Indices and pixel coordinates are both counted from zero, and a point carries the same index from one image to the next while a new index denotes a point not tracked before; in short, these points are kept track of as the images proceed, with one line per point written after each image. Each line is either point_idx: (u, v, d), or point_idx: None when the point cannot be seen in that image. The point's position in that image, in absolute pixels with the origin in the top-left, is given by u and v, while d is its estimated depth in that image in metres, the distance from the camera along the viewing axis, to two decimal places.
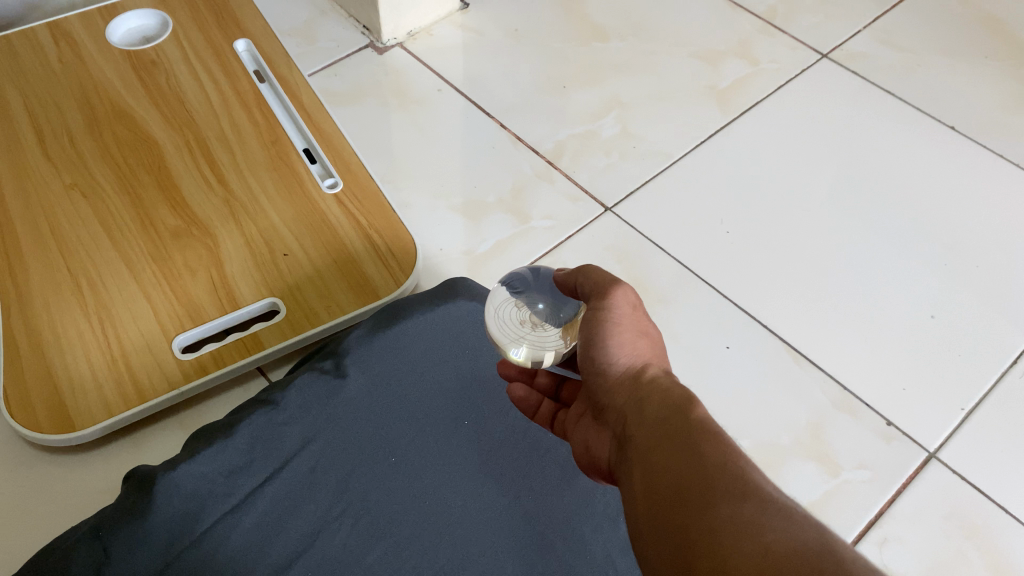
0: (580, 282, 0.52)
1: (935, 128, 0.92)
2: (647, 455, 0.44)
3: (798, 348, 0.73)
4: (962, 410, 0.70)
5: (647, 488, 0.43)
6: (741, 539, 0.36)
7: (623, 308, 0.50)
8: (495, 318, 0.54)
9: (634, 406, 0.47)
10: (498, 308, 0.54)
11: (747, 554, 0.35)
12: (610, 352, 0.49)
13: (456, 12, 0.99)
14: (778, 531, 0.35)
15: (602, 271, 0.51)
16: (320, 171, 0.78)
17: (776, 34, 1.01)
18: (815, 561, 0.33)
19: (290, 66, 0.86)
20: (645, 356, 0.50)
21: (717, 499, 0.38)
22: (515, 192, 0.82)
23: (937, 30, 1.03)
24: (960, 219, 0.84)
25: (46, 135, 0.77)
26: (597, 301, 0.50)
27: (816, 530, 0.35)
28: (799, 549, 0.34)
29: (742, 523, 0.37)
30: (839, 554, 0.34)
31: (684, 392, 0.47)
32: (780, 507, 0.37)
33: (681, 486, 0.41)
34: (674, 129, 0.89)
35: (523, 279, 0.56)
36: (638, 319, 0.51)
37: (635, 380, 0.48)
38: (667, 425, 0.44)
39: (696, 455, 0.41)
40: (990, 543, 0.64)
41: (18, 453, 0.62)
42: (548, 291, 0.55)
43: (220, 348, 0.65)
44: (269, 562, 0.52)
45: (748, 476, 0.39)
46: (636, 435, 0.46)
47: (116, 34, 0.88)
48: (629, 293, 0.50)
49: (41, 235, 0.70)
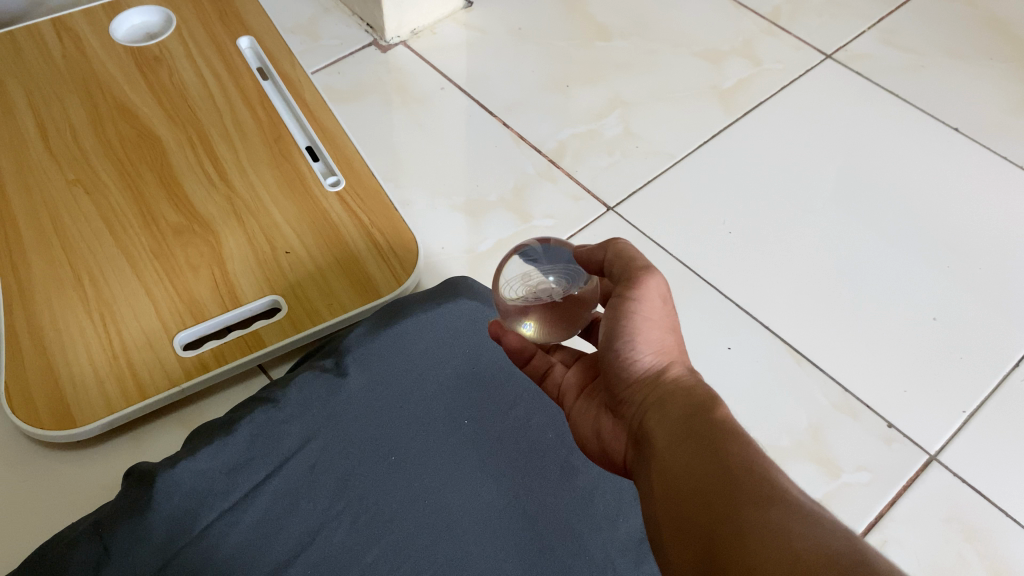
0: (609, 258, 0.52)
1: (937, 129, 0.91)
2: (667, 455, 0.45)
3: (799, 350, 0.73)
4: (963, 414, 0.70)
5: (665, 488, 0.43)
6: (769, 543, 0.36)
7: (652, 303, 0.49)
8: (502, 290, 0.53)
9: (654, 404, 0.48)
10: (510, 281, 0.53)
11: (776, 562, 0.36)
12: (636, 347, 0.49)
13: (460, 11, 0.99)
14: (807, 538, 0.36)
15: (638, 257, 0.50)
16: (322, 168, 0.78)
17: (779, 34, 1.01)
18: (847, 566, 0.34)
19: (293, 63, 0.86)
20: (670, 354, 0.50)
21: (741, 503, 0.39)
22: (516, 192, 0.82)
23: (941, 31, 1.02)
24: (963, 222, 0.83)
25: (49, 131, 0.77)
26: (626, 292, 0.48)
27: (843, 535, 0.36)
28: (828, 554, 0.35)
29: (769, 528, 0.37)
30: (867, 561, 0.34)
31: (708, 392, 0.47)
32: (807, 511, 0.37)
33: (705, 487, 0.41)
34: (677, 129, 0.89)
35: (534, 250, 0.53)
36: (666, 314, 0.50)
37: (658, 380, 0.48)
38: (691, 424, 0.45)
39: (720, 457, 0.42)
40: (990, 547, 0.64)
41: (19, 449, 0.62)
42: (563, 266, 0.53)
43: (222, 346, 0.66)
44: (267, 561, 0.52)
45: (773, 478, 0.40)
46: (656, 434, 0.47)
47: (119, 31, 0.88)
48: (661, 285, 0.49)
49: (44, 231, 0.70)
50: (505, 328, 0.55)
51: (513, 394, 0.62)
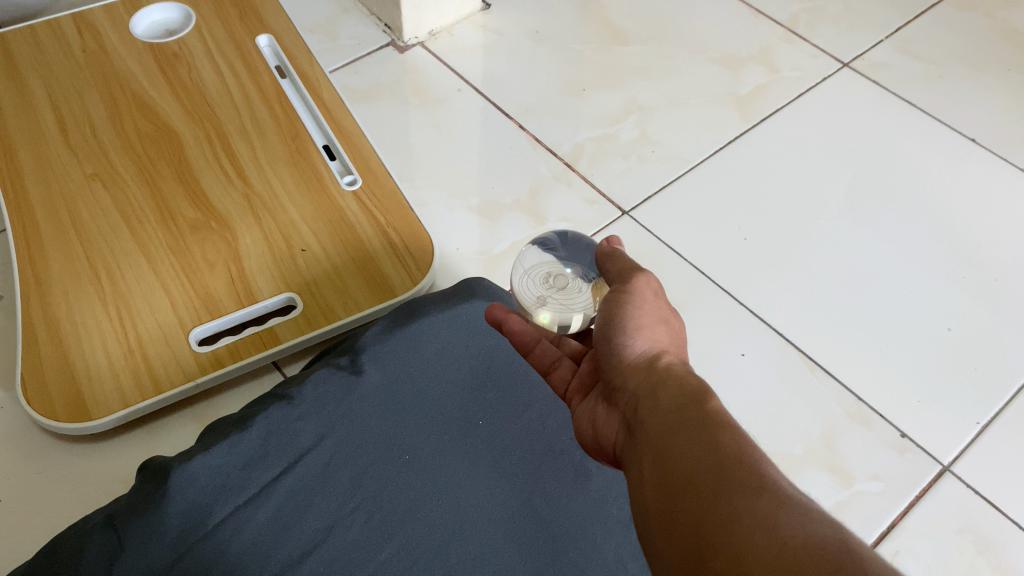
0: (606, 264, 0.54)
1: (956, 140, 0.91)
2: (660, 441, 0.44)
3: (812, 358, 0.73)
4: (976, 425, 0.70)
5: (659, 473, 0.43)
6: (757, 532, 0.36)
7: (643, 295, 0.51)
8: (523, 279, 0.60)
9: (646, 391, 0.47)
10: (529, 272, 0.60)
11: (763, 550, 0.35)
12: (629, 335, 0.50)
13: (478, 13, 0.99)
14: (793, 525, 0.35)
15: (629, 259, 0.53)
16: (340, 168, 0.79)
17: (796, 41, 1.01)
18: (836, 559, 0.33)
19: (312, 63, 0.86)
20: (661, 344, 0.51)
21: (731, 490, 0.38)
22: (531, 195, 0.82)
23: (961, 41, 1.02)
24: (980, 233, 0.83)
25: (68, 125, 0.78)
26: (620, 285, 0.52)
27: (836, 529, 0.35)
28: (818, 547, 0.34)
29: (758, 518, 0.36)
30: (858, 554, 0.33)
31: (700, 382, 0.46)
32: (798, 503, 0.36)
33: (695, 473, 0.40)
34: (692, 135, 0.89)
35: (552, 242, 0.62)
36: (659, 308, 0.52)
37: (650, 366, 0.49)
38: (683, 411, 0.44)
39: (713, 445, 0.41)
40: (1002, 559, 0.63)
41: (34, 441, 0.63)
42: (577, 259, 0.60)
43: (237, 342, 0.66)
44: (280, 558, 0.52)
45: (764, 468, 0.39)
46: (648, 419, 0.46)
47: (139, 26, 0.89)
48: (652, 281, 0.52)
49: (62, 225, 0.71)
50: (507, 314, 0.57)
51: (527, 394, 0.62)
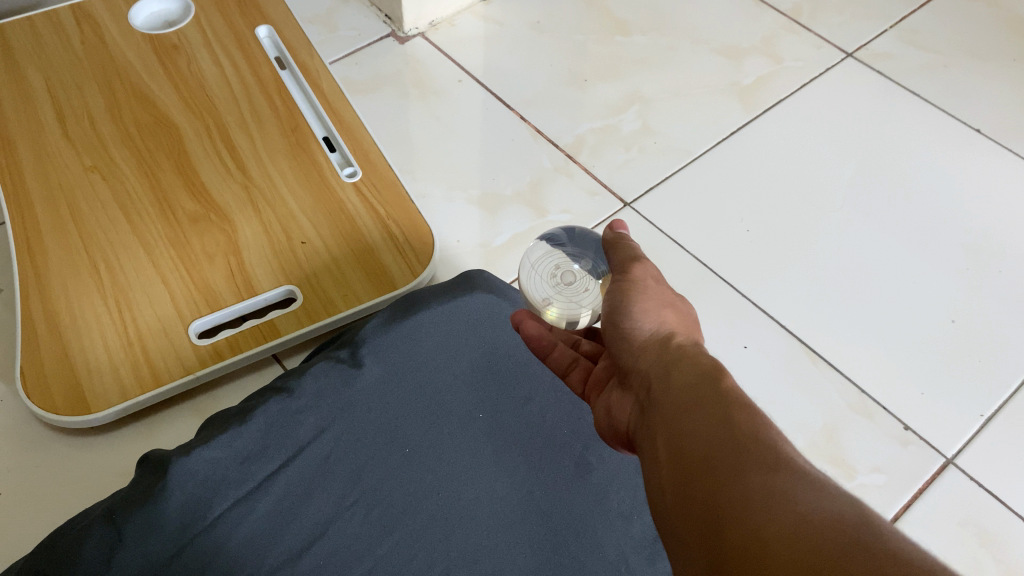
0: (610, 256, 0.57)
1: (961, 131, 0.90)
2: (673, 423, 0.43)
3: (815, 350, 0.73)
4: (980, 418, 0.70)
5: (673, 454, 0.42)
6: (776, 508, 0.35)
7: (644, 281, 0.53)
8: (531, 276, 0.66)
9: (659, 369, 0.47)
10: (536, 269, 0.66)
11: (782, 523, 0.34)
12: (635, 318, 0.51)
13: (478, 3, 0.99)
14: (815, 501, 0.34)
15: (628, 249, 0.56)
16: (339, 159, 0.78)
17: (800, 31, 1.00)
18: (856, 532, 0.32)
19: (311, 54, 0.85)
20: (670, 326, 0.51)
21: (748, 468, 0.37)
22: (532, 186, 0.82)
23: (965, 31, 1.01)
24: (985, 224, 0.82)
25: (67, 117, 0.77)
26: (622, 275, 0.54)
27: (855, 505, 0.34)
28: (838, 520, 0.33)
29: (774, 493, 0.35)
30: (878, 527, 0.32)
31: (714, 362, 0.46)
32: (813, 479, 0.36)
33: (710, 453, 0.39)
34: (695, 126, 0.89)
35: (559, 238, 0.68)
36: (662, 292, 0.53)
37: (661, 345, 0.49)
38: (696, 390, 0.44)
39: (726, 424, 0.40)
40: (1005, 552, 0.63)
41: (34, 434, 0.63)
42: (582, 253, 0.67)
43: (237, 335, 0.66)
44: (280, 552, 0.52)
45: (780, 447, 0.38)
46: (660, 399, 0.46)
47: (138, 18, 0.88)
48: (650, 269, 0.55)
49: (61, 217, 0.70)
50: (526, 317, 0.58)
51: (529, 388, 0.62)
